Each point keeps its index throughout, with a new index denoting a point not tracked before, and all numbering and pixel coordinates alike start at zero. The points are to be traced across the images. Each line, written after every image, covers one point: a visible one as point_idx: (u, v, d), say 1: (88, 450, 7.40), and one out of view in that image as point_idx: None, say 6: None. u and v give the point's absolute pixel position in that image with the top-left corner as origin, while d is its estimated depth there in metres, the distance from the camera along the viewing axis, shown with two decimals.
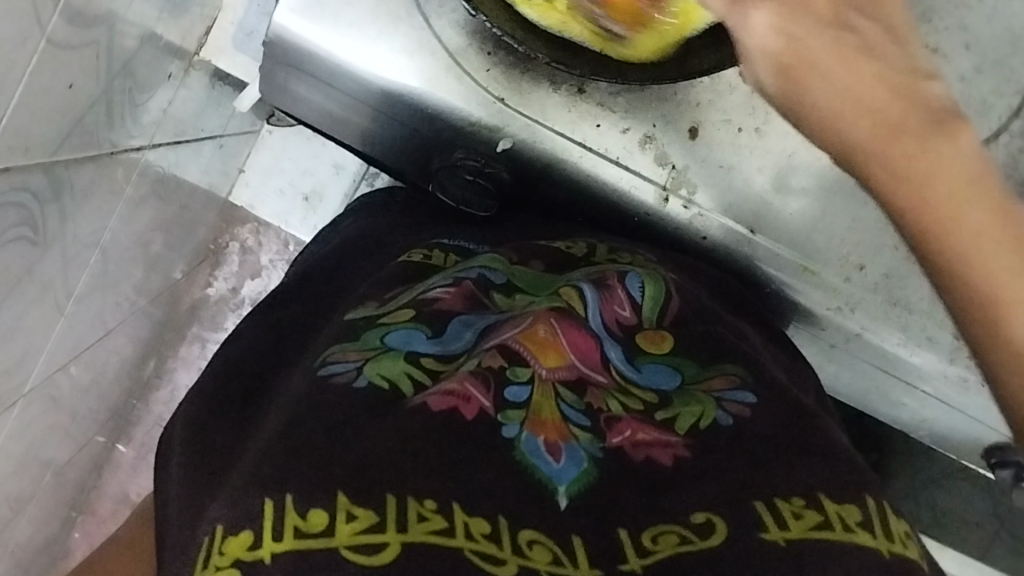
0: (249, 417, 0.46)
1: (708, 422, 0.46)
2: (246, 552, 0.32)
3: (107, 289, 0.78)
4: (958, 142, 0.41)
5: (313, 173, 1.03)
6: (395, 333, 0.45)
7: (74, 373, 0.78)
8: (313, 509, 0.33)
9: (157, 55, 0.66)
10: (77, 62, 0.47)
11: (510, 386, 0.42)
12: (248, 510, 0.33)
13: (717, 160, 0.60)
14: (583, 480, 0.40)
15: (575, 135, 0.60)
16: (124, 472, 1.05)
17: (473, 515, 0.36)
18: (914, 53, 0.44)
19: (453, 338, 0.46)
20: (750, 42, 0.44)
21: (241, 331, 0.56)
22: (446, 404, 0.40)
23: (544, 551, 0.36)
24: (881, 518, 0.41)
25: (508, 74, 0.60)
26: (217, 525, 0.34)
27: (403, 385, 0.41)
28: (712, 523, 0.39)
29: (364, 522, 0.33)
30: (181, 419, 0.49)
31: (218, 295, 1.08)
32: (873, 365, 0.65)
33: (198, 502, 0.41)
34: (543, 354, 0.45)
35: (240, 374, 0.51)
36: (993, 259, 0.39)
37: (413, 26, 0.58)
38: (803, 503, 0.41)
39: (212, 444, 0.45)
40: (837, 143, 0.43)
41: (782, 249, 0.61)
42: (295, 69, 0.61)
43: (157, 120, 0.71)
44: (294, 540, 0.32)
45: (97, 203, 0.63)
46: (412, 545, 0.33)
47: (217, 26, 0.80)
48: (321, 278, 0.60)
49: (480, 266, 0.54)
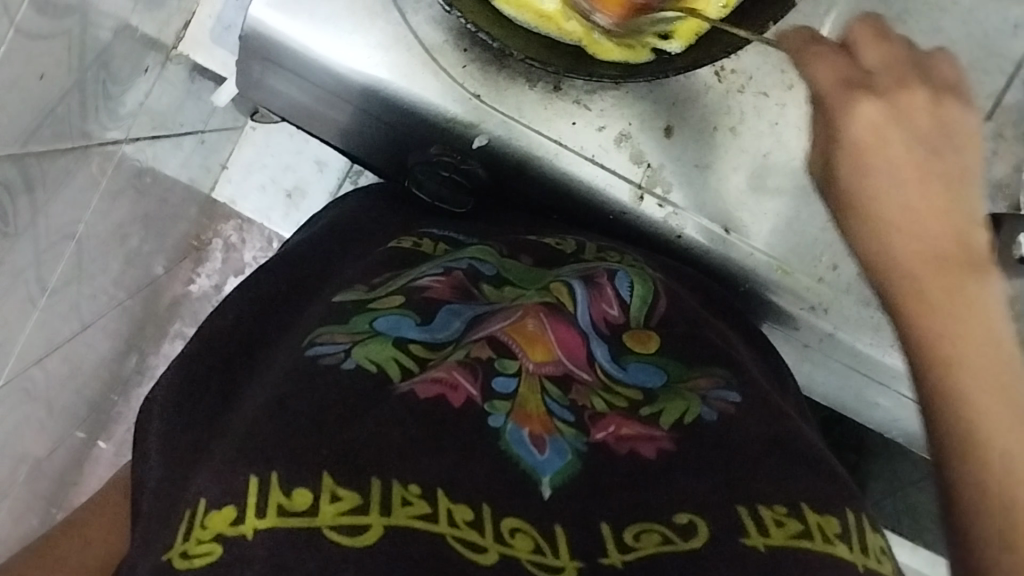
0: (235, 395, 0.46)
1: (693, 417, 0.46)
2: (229, 527, 0.33)
3: (84, 282, 0.78)
4: (988, 289, 0.43)
5: (296, 169, 1.03)
6: (384, 319, 0.45)
7: (50, 366, 0.78)
8: (298, 489, 0.34)
9: (134, 46, 0.66)
10: (46, 52, 0.46)
11: (498, 376, 0.42)
12: (232, 487, 0.34)
13: (691, 159, 0.60)
14: (565, 473, 0.40)
15: (551, 133, 0.60)
16: (103, 468, 1.05)
17: (456, 502, 0.36)
18: (973, 209, 0.46)
19: (441, 327, 0.46)
20: (844, 128, 0.47)
21: (225, 305, 0.55)
22: (434, 392, 0.40)
23: (526, 539, 0.36)
24: (858, 532, 0.41)
25: (484, 70, 0.60)
26: (200, 499, 0.35)
27: (391, 369, 0.41)
28: (694, 525, 0.39)
29: (348, 503, 0.33)
30: (160, 392, 0.49)
31: (200, 292, 1.08)
32: (849, 367, 0.66)
33: (176, 478, 0.41)
34: (531, 347, 0.45)
35: (226, 353, 0.51)
36: (993, 411, 0.38)
37: (389, 21, 0.58)
38: (785, 511, 0.41)
39: (190, 423, 0.45)
40: (872, 252, 0.46)
41: (757, 250, 0.61)
42: (271, 64, 0.61)
43: (133, 113, 0.71)
44: (276, 517, 0.33)
45: (71, 196, 0.63)
46: (394, 528, 0.33)
47: (195, 20, 0.80)
48: (311, 256, 0.59)
49: (470, 258, 0.54)
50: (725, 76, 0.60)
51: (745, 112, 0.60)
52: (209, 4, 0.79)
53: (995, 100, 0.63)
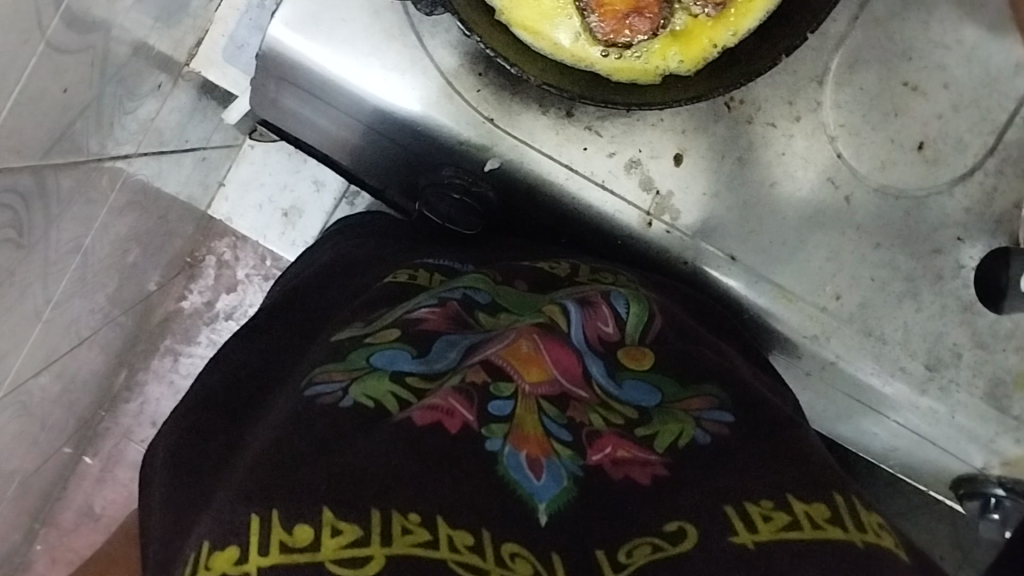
0: (234, 432, 0.46)
1: (687, 440, 0.46)
2: (233, 566, 0.32)
3: (82, 297, 0.78)
4: None
5: (293, 188, 1.03)
6: (380, 355, 0.45)
7: (45, 380, 0.78)
8: (300, 524, 0.33)
9: (146, 64, 0.67)
10: (71, 66, 0.47)
11: (494, 401, 0.43)
12: (234, 526, 0.34)
13: (698, 187, 0.61)
14: (562, 500, 0.40)
15: (562, 158, 0.61)
16: (88, 484, 1.04)
17: (456, 528, 0.36)
18: None
19: (438, 357, 0.46)
20: None
21: (226, 350, 0.56)
22: (431, 419, 0.41)
23: (526, 564, 0.36)
24: (850, 513, 0.41)
25: (498, 95, 0.60)
26: (203, 541, 0.34)
27: (389, 403, 0.41)
28: (684, 530, 0.40)
29: (349, 536, 0.33)
30: (164, 438, 0.49)
31: (192, 309, 1.06)
32: (846, 394, 0.66)
33: (185, 515, 0.41)
34: (526, 368, 0.46)
35: (226, 394, 0.51)
36: None
37: (406, 44, 0.59)
38: (772, 505, 0.41)
39: (200, 457, 0.45)
40: None
41: (761, 277, 0.62)
42: (287, 83, 0.61)
43: (142, 129, 0.72)
44: (278, 554, 0.32)
45: (81, 210, 0.63)
46: (396, 558, 0.33)
47: (209, 38, 0.82)
48: (310, 293, 0.60)
49: (464, 287, 0.54)
50: (735, 107, 0.61)
51: (752, 141, 0.61)
52: (222, 22, 0.82)
53: (998, 135, 0.62)
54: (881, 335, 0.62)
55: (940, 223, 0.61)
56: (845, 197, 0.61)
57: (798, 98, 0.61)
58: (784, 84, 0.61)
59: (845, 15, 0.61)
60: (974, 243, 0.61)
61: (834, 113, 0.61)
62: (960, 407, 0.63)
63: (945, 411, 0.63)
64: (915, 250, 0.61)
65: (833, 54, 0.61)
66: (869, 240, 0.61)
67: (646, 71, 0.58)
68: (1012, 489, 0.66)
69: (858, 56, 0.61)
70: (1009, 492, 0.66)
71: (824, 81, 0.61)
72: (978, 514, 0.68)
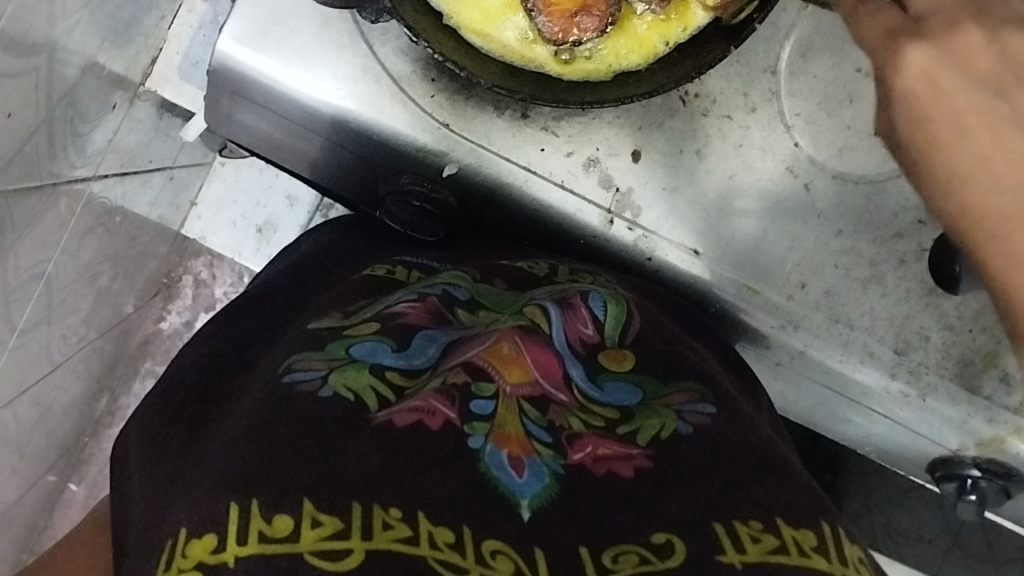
0: (207, 418, 0.46)
1: (669, 433, 0.46)
2: (210, 555, 0.33)
3: (54, 323, 0.77)
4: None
5: (266, 204, 1.03)
6: (360, 346, 0.45)
7: (19, 408, 0.77)
8: (279, 515, 0.34)
9: (100, 85, 0.66)
10: (12, 90, 0.46)
11: (475, 399, 0.43)
12: (213, 515, 0.34)
13: (659, 184, 0.61)
14: (542, 497, 0.40)
15: (520, 160, 0.61)
16: (75, 511, 1.02)
17: (438, 525, 0.36)
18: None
19: (418, 353, 0.46)
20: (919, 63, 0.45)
21: (200, 337, 0.56)
22: (411, 419, 0.40)
23: (507, 560, 0.36)
24: (835, 544, 0.42)
25: (452, 100, 0.60)
26: (181, 529, 0.34)
27: (368, 397, 0.41)
28: (671, 543, 0.39)
29: (329, 529, 0.34)
30: (135, 429, 0.49)
31: (171, 330, 1.07)
32: (818, 383, 0.66)
33: (143, 531, 0.41)
34: (508, 369, 0.46)
35: (197, 380, 0.50)
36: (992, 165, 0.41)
37: (356, 53, 0.59)
38: (760, 526, 0.41)
39: (168, 453, 0.45)
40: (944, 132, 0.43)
41: (725, 269, 0.62)
42: (240, 98, 0.61)
43: (102, 151, 0.71)
44: (258, 544, 0.33)
45: (42, 233, 0.63)
46: (376, 553, 0.33)
47: (163, 56, 0.82)
48: (278, 292, 0.59)
49: (444, 283, 0.54)
50: (690, 101, 0.61)
51: (709, 134, 0.61)
52: (176, 40, 0.82)
53: None
54: (850, 321, 0.62)
55: (900, 207, 0.61)
56: (805, 185, 0.62)
57: (752, 89, 0.61)
58: (737, 76, 0.61)
59: (794, 3, 0.61)
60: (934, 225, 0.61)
61: (790, 102, 0.62)
62: (931, 390, 0.62)
63: (917, 394, 0.63)
64: (878, 235, 0.62)
65: (785, 43, 0.62)
66: (831, 227, 0.62)
67: (597, 68, 0.58)
68: (987, 470, 0.66)
69: (810, 44, 0.62)
70: (984, 473, 0.66)
71: (776, 71, 0.62)
72: (957, 496, 0.68)
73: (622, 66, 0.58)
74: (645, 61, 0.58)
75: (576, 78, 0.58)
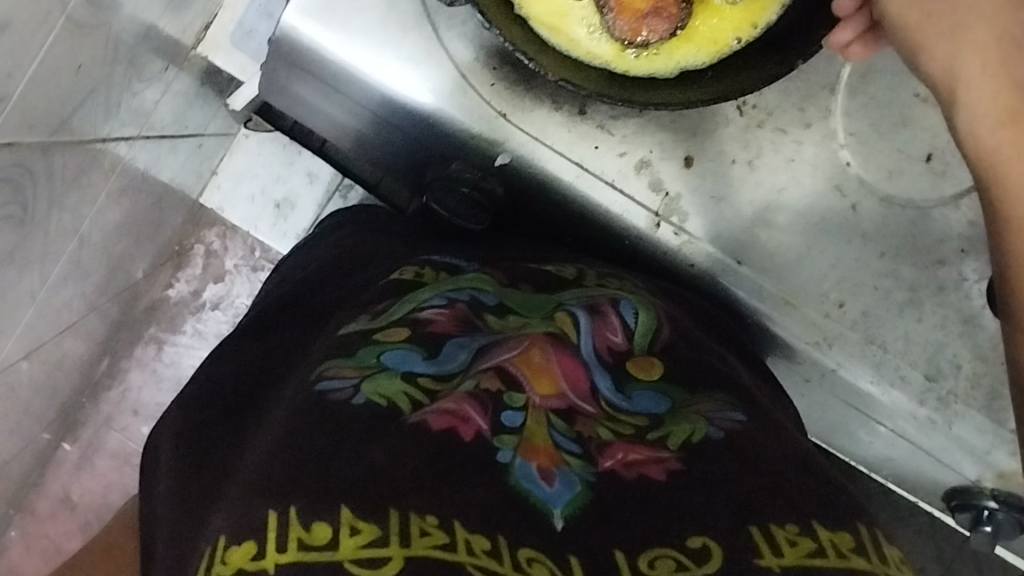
0: (246, 422, 0.46)
1: (700, 437, 0.46)
2: (249, 562, 0.33)
3: (75, 282, 0.77)
4: None
5: (286, 180, 1.00)
6: (391, 353, 0.45)
7: (31, 364, 0.77)
8: (318, 523, 0.34)
9: (154, 46, 0.67)
10: (85, 41, 0.46)
11: (506, 411, 0.43)
12: (252, 523, 0.34)
13: (709, 190, 0.61)
14: (574, 505, 0.39)
15: (573, 156, 0.61)
16: (67, 471, 1.04)
17: (473, 532, 0.35)
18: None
19: (449, 359, 0.46)
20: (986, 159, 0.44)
21: (235, 346, 0.55)
22: (445, 424, 0.40)
23: (543, 569, 0.35)
24: (873, 544, 0.42)
25: (511, 89, 0.60)
26: (219, 537, 0.34)
27: (402, 401, 0.41)
28: (708, 548, 0.39)
29: (367, 536, 0.33)
30: (168, 439, 0.49)
31: (178, 297, 1.04)
32: (845, 402, 0.67)
33: (190, 514, 0.41)
34: (537, 380, 0.46)
35: (234, 390, 0.50)
36: None
37: (421, 35, 0.59)
38: (796, 530, 0.41)
39: (211, 455, 0.44)
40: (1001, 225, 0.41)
41: (766, 281, 0.62)
42: (298, 70, 0.61)
43: (147, 112, 0.71)
44: (297, 552, 0.33)
45: (86, 189, 0.63)
46: (414, 559, 0.33)
47: (216, 22, 0.83)
48: (316, 291, 0.59)
49: (471, 289, 0.54)
50: (746, 112, 0.61)
51: (762, 146, 0.61)
52: (232, 8, 0.83)
53: None
54: (884, 344, 0.62)
55: (944, 234, 0.61)
56: (852, 205, 0.61)
57: (809, 106, 0.61)
58: (795, 91, 0.61)
59: None
60: (977, 256, 0.61)
61: (845, 121, 0.61)
62: (958, 419, 0.63)
63: (943, 421, 0.63)
64: (919, 261, 0.61)
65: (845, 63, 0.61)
66: (873, 249, 0.61)
67: (662, 62, 0.59)
68: (1004, 502, 0.66)
69: (870, 66, 0.61)
70: (1001, 505, 0.66)
71: (836, 89, 0.61)
72: (971, 525, 0.68)
73: (687, 62, 0.59)
74: (711, 58, 0.59)
75: (643, 74, 0.59)
